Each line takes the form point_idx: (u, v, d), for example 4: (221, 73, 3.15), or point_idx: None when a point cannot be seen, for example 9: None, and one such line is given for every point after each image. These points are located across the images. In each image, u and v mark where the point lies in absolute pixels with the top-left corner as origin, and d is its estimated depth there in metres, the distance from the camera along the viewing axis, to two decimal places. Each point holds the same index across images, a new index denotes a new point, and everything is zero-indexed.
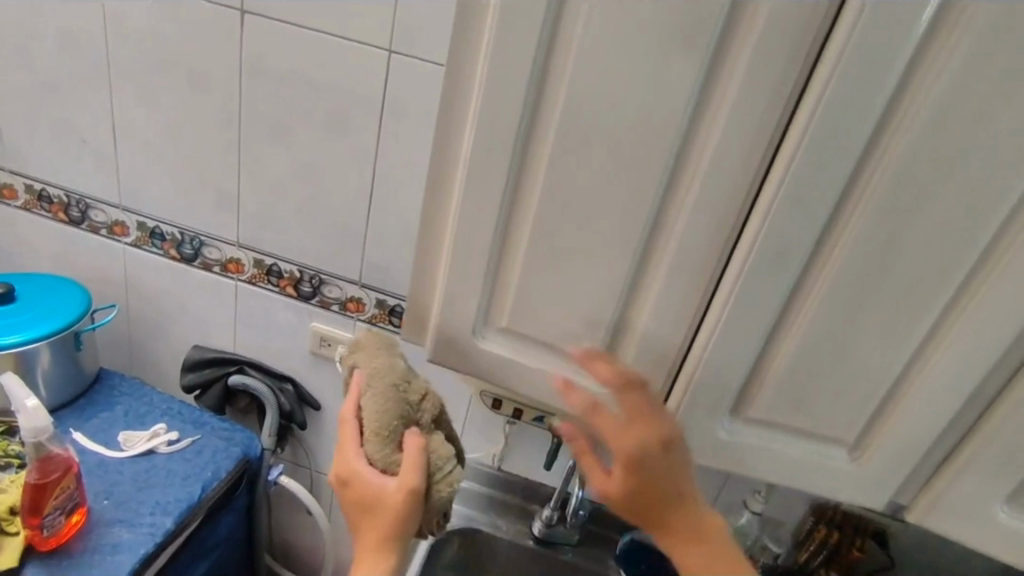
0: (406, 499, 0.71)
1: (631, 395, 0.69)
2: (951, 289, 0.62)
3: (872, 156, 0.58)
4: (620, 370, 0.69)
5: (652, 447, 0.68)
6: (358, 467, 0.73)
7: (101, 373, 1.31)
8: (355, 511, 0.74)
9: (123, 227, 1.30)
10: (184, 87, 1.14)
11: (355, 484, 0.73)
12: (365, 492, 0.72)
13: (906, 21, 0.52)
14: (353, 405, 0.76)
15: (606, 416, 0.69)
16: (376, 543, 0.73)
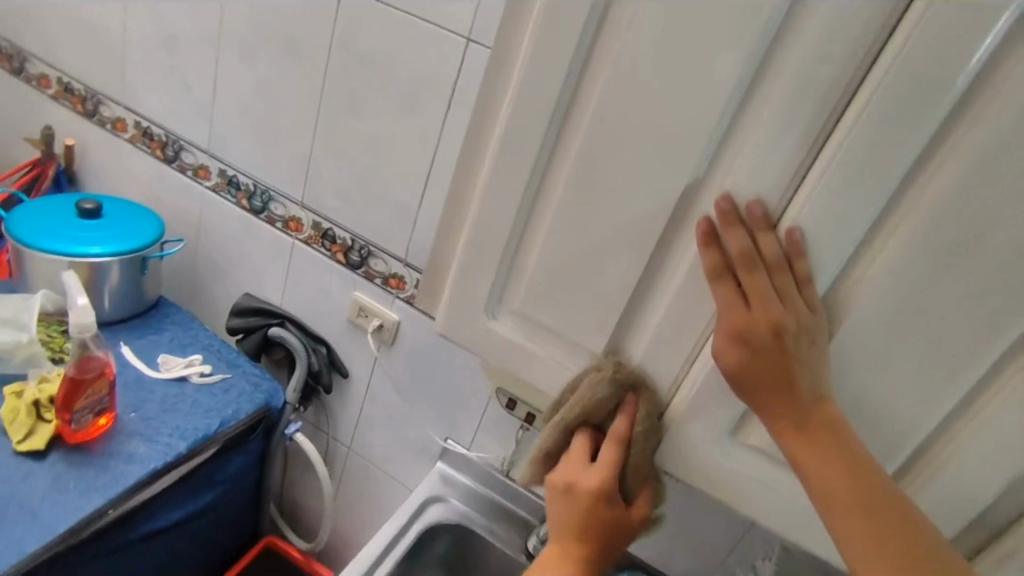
0: (603, 495, 0.71)
1: (756, 279, 0.58)
2: (1002, 348, 0.53)
3: (921, 176, 0.52)
4: (746, 242, 0.57)
5: (763, 331, 0.57)
6: (574, 472, 0.71)
7: (161, 300, 1.42)
8: (593, 525, 0.73)
9: (207, 171, 1.40)
10: (282, 50, 1.22)
11: (572, 484, 0.72)
12: (584, 501, 0.72)
13: (974, 29, 0.47)
14: (613, 429, 0.70)
15: (725, 294, 0.59)
16: (580, 541, 0.73)
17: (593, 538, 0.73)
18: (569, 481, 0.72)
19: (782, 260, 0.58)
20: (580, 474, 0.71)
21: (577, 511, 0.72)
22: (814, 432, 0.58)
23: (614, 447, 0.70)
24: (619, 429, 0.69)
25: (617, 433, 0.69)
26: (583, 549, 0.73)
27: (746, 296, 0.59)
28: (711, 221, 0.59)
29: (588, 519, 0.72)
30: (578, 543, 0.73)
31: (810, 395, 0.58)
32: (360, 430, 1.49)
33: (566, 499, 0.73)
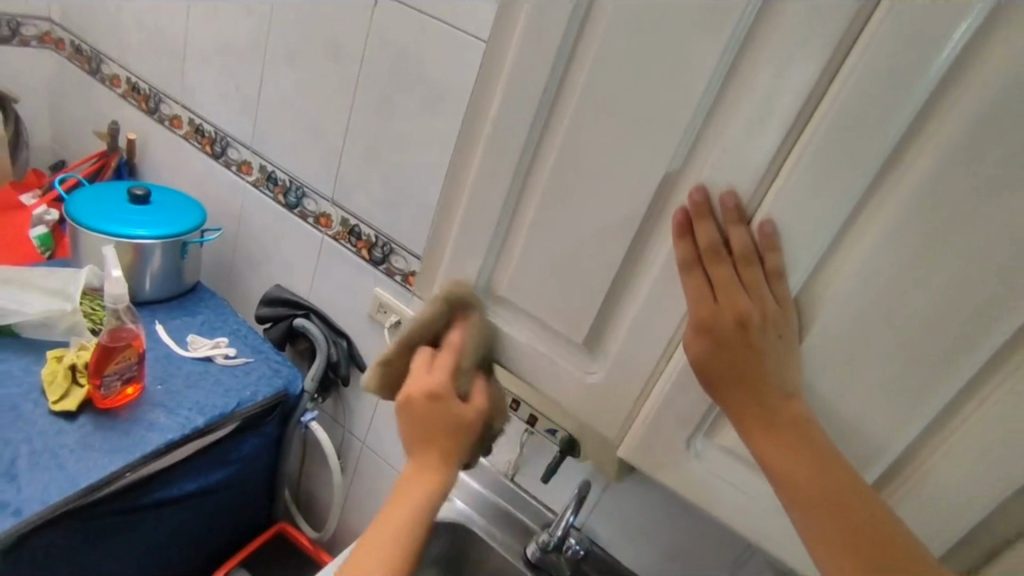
0: (468, 424, 0.74)
1: (723, 270, 0.58)
2: (983, 355, 0.51)
3: (896, 170, 0.51)
4: (714, 234, 0.58)
5: (728, 321, 0.58)
6: (438, 400, 0.72)
7: (197, 286, 1.50)
8: (427, 453, 0.74)
9: (249, 167, 1.50)
10: (322, 54, 1.30)
11: (425, 414, 0.73)
12: (432, 422, 0.73)
13: (946, 17, 0.45)
14: (445, 347, 0.74)
15: (693, 284, 0.59)
16: (424, 474, 0.74)
17: (432, 470, 0.74)
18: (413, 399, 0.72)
19: (752, 253, 0.58)
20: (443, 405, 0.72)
21: (428, 440, 0.73)
22: (773, 425, 0.57)
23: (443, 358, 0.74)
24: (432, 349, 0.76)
25: (450, 347, 0.74)
26: (421, 490, 0.73)
27: (714, 287, 0.59)
28: (686, 212, 0.60)
29: (421, 446, 0.74)
30: (429, 477, 0.74)
31: (776, 388, 0.57)
32: (375, 425, 1.53)
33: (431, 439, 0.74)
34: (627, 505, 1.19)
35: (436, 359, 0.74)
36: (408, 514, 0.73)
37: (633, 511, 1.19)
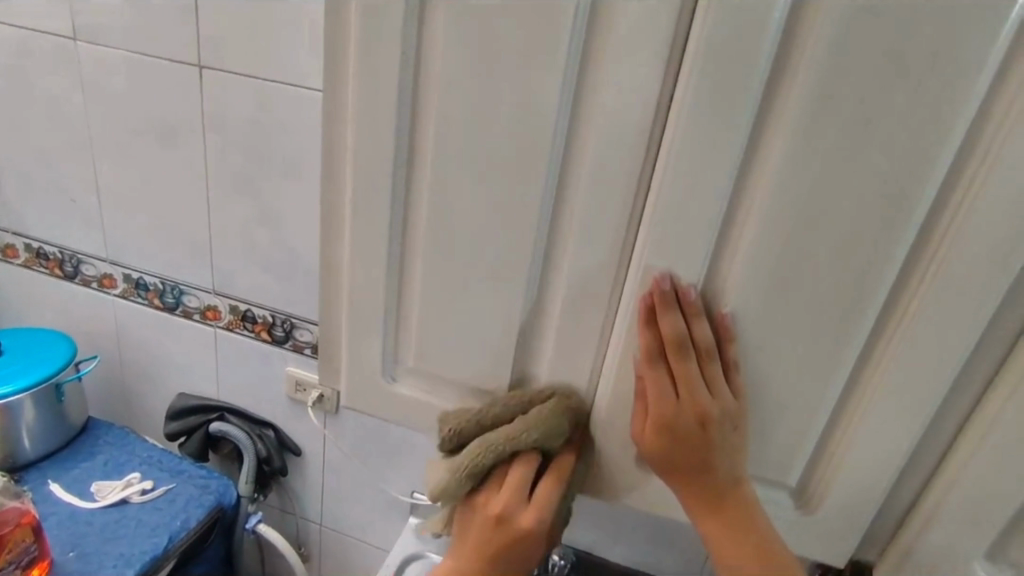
0: (532, 537, 0.65)
1: (686, 367, 0.58)
2: (874, 312, 0.54)
3: (754, 162, 0.51)
4: (681, 328, 0.57)
5: (676, 382, 0.59)
6: (472, 512, 0.66)
7: (88, 424, 1.34)
8: (487, 574, 0.67)
9: (112, 279, 1.35)
10: (156, 141, 1.18)
11: (481, 563, 0.66)
12: (497, 563, 0.66)
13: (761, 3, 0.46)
14: (538, 492, 0.65)
15: (655, 376, 0.59)
16: (459, 572, 0.68)
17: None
18: (481, 511, 0.65)
19: (700, 318, 0.57)
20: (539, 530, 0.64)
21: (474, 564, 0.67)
22: (716, 470, 0.61)
23: (528, 533, 0.64)
24: (524, 474, 0.64)
25: (542, 500, 0.64)
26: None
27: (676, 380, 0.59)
28: (643, 289, 0.57)
29: (470, 562, 0.67)
30: None
31: (727, 467, 0.61)
32: (328, 504, 1.44)
33: (518, 549, 0.66)
34: (601, 509, 1.18)
35: (504, 482, 0.64)
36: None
37: (609, 513, 1.19)
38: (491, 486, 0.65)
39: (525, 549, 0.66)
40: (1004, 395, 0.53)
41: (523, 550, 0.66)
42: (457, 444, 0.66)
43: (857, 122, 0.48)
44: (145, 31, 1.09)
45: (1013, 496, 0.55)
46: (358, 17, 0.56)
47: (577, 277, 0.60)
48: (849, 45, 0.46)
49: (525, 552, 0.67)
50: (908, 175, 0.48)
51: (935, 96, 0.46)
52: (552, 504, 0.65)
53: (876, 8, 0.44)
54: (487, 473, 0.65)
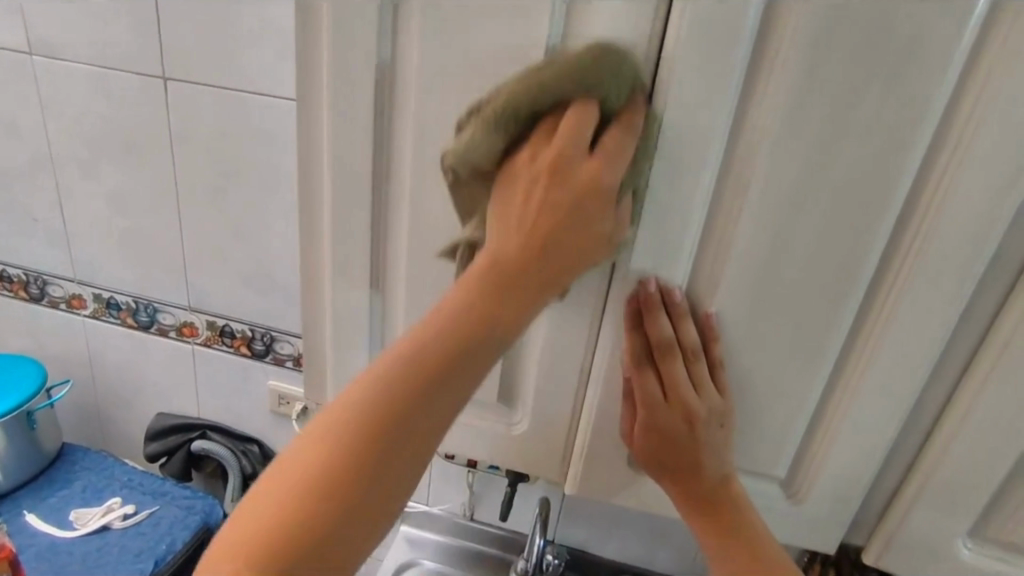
0: (602, 195, 0.51)
1: (673, 370, 0.58)
2: (854, 305, 0.55)
3: (733, 164, 0.52)
4: (667, 332, 0.57)
5: (664, 386, 0.59)
6: (510, 176, 0.53)
7: (64, 449, 1.30)
8: (414, 416, 0.49)
9: (81, 300, 1.31)
10: (121, 156, 1.15)
11: (471, 295, 0.52)
12: (496, 296, 0.51)
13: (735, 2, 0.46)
14: (608, 135, 0.50)
15: (643, 380, 0.59)
16: (393, 393, 0.49)
17: (392, 468, 0.49)
18: (525, 171, 0.52)
19: (685, 321, 0.57)
20: (588, 228, 0.52)
21: (460, 310, 0.51)
22: (707, 468, 0.61)
23: (592, 186, 0.50)
24: (578, 144, 0.50)
25: (611, 148, 0.50)
26: (361, 499, 0.47)
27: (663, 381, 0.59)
28: (629, 293, 0.58)
29: (405, 385, 0.49)
30: (340, 465, 0.47)
31: (718, 464, 0.61)
32: None
33: (527, 289, 0.52)
34: (592, 506, 1.19)
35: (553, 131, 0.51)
36: (276, 506, 0.46)
37: (600, 510, 1.20)
38: (537, 137, 0.52)
39: (456, 377, 0.51)
40: (982, 377, 0.55)
41: (467, 356, 0.51)
42: (479, 106, 0.53)
43: (833, 115, 0.49)
44: (104, 43, 1.06)
45: (993, 475, 0.57)
46: (330, 28, 0.55)
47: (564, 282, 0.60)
48: (823, 42, 0.46)
49: (464, 380, 0.51)
50: (884, 166, 0.49)
51: (906, 94, 0.47)
52: (625, 155, 0.50)
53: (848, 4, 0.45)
54: (530, 123, 0.52)
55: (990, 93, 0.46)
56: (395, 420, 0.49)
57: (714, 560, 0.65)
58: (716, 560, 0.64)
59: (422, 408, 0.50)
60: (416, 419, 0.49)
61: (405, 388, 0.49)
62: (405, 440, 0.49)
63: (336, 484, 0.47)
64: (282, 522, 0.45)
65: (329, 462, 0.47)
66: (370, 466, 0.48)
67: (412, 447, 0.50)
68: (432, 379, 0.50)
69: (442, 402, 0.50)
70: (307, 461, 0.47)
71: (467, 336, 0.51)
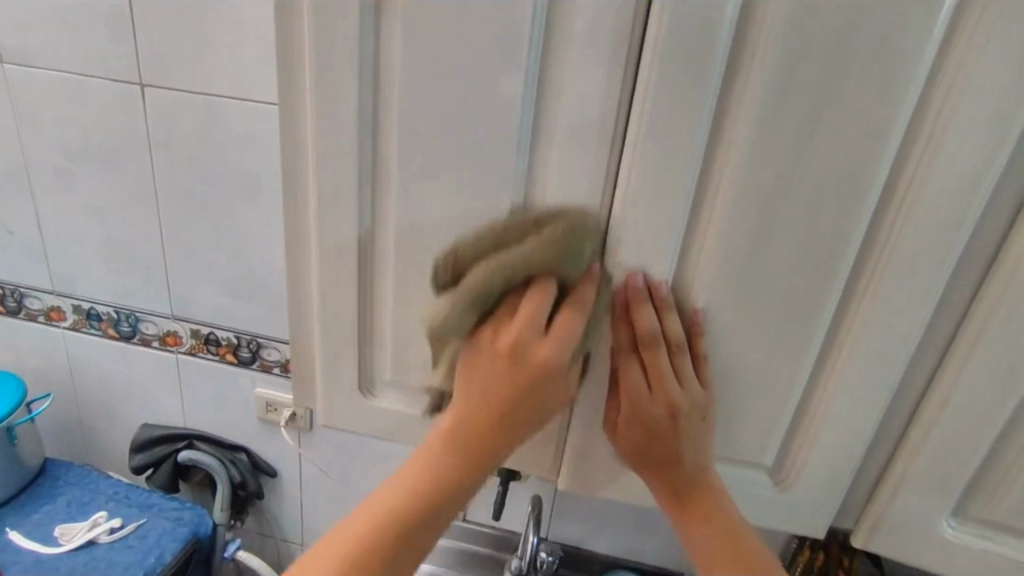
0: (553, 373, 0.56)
1: (657, 361, 0.59)
2: (836, 293, 0.56)
3: (715, 156, 0.53)
4: (653, 324, 0.58)
5: (649, 377, 0.60)
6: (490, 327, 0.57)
7: (46, 464, 1.28)
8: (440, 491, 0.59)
9: (60, 312, 1.29)
10: (99, 164, 1.13)
11: (490, 395, 0.58)
12: (472, 451, 0.59)
13: None
14: (559, 319, 0.56)
15: (628, 371, 0.60)
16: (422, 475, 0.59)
17: (438, 513, 0.59)
18: (488, 348, 0.57)
19: (669, 312, 0.58)
20: (551, 380, 0.57)
21: (456, 433, 0.59)
22: (692, 459, 0.62)
23: (546, 368, 0.56)
24: (541, 305, 0.56)
25: (565, 329, 0.56)
26: (410, 542, 0.59)
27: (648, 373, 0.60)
28: (615, 286, 0.58)
29: (440, 478, 0.59)
30: (395, 514, 0.58)
31: (706, 454, 0.62)
32: (309, 524, 1.41)
33: (507, 425, 0.58)
34: (585, 502, 1.19)
35: (519, 310, 0.56)
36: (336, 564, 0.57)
37: (593, 505, 1.20)
38: (501, 317, 0.57)
39: (481, 468, 0.59)
40: (960, 360, 0.56)
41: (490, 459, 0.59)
42: (460, 271, 0.58)
43: (811, 107, 0.50)
44: (78, 49, 1.04)
45: (974, 455, 0.59)
46: (311, 28, 0.55)
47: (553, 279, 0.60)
48: (801, 35, 0.47)
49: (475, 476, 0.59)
50: (861, 156, 0.51)
51: (880, 84, 0.48)
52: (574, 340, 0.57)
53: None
54: (497, 301, 0.57)
55: (961, 83, 0.47)
56: (444, 481, 0.59)
57: (698, 553, 0.65)
58: (700, 553, 0.65)
59: (459, 488, 0.59)
60: (456, 488, 0.59)
61: (442, 499, 0.59)
62: (446, 506, 0.59)
63: (387, 535, 0.58)
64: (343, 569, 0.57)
65: (392, 505, 0.59)
66: (416, 529, 0.59)
67: (451, 497, 0.59)
68: (468, 462, 0.59)
69: (476, 479, 0.60)
70: (378, 503, 0.59)
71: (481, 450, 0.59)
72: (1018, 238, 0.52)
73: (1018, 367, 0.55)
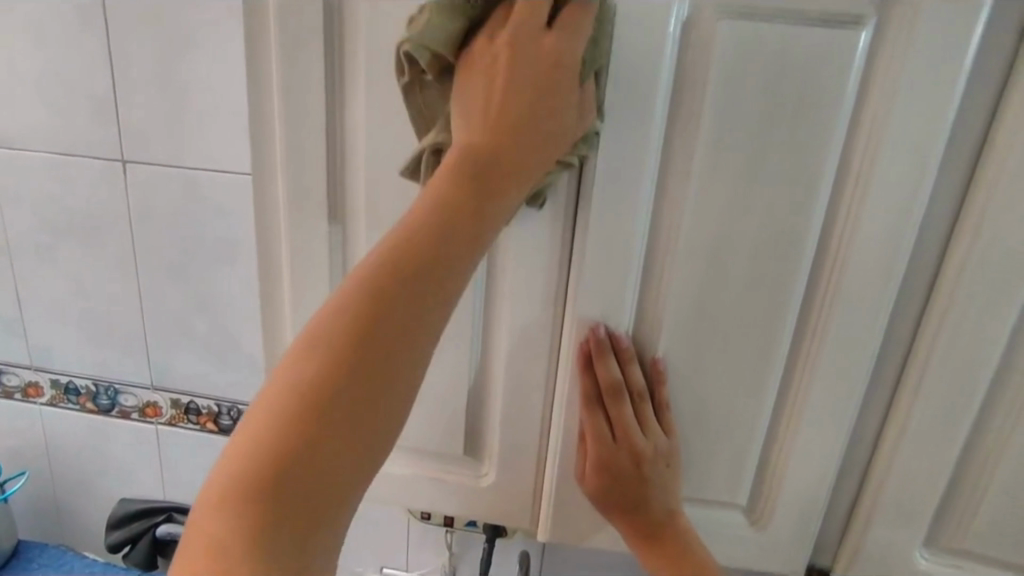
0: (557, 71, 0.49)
1: (621, 410, 0.60)
2: (788, 333, 0.59)
3: (664, 210, 0.57)
4: (616, 375, 0.60)
5: (614, 427, 0.61)
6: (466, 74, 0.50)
7: (20, 547, 1.24)
8: (352, 388, 0.43)
9: (37, 388, 1.28)
10: (80, 239, 1.15)
11: (455, 174, 0.48)
12: (439, 232, 0.46)
13: (649, 70, 0.52)
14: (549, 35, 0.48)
15: (594, 421, 0.62)
16: (333, 368, 0.43)
17: (388, 371, 0.45)
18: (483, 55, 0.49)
19: (631, 363, 0.60)
20: (534, 129, 0.49)
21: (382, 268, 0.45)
22: (662, 506, 0.63)
23: (548, 76, 0.49)
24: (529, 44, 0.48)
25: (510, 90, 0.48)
26: (364, 397, 0.44)
27: (613, 424, 0.62)
28: (580, 339, 0.61)
29: (380, 305, 0.45)
30: (319, 381, 0.43)
31: (676, 499, 0.64)
32: None
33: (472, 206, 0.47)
34: (575, 558, 1.17)
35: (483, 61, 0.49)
36: (239, 501, 0.41)
37: (585, 560, 1.18)
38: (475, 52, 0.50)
39: (418, 303, 0.45)
40: (912, 391, 0.59)
41: (440, 282, 0.46)
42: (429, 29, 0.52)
43: (745, 161, 0.54)
44: (62, 131, 1.08)
45: (936, 481, 0.60)
46: (282, 108, 0.59)
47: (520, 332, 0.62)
48: (729, 97, 0.52)
49: (421, 310, 0.46)
50: (796, 204, 0.55)
51: (805, 140, 0.53)
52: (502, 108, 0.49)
53: (747, 64, 0.51)
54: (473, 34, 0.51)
55: (877, 136, 0.52)
56: (384, 332, 0.44)
57: None
58: None
59: (404, 335, 0.45)
60: (413, 326, 0.45)
61: (367, 349, 0.44)
62: (385, 364, 0.44)
63: (316, 406, 0.43)
64: (276, 439, 0.42)
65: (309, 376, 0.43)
66: (364, 387, 0.44)
67: (385, 349, 0.44)
68: (413, 300, 0.45)
69: (431, 317, 0.46)
70: (294, 378, 0.43)
71: (429, 277, 0.46)
72: (949, 271, 0.55)
73: (965, 395, 0.57)
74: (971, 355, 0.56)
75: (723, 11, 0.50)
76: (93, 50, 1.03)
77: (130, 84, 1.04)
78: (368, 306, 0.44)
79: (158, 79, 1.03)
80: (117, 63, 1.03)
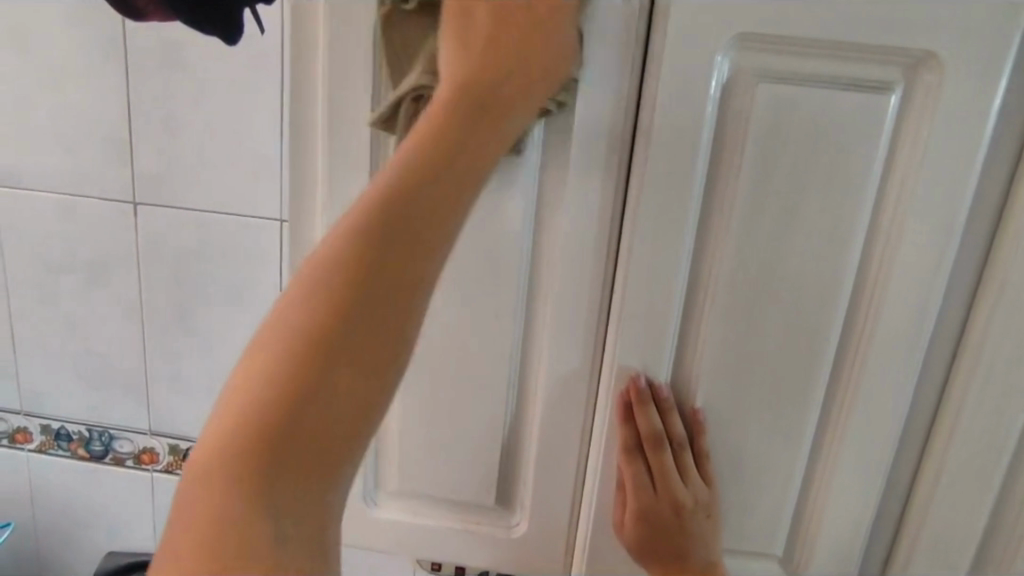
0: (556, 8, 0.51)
1: (662, 461, 0.61)
2: (823, 383, 0.60)
3: (702, 261, 0.58)
4: (657, 425, 0.60)
5: (654, 477, 0.61)
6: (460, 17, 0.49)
7: None
8: (326, 348, 0.42)
9: (27, 434, 1.23)
10: (84, 280, 1.13)
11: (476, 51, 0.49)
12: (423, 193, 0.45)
13: (692, 126, 0.54)
14: None
15: (634, 472, 0.62)
16: (291, 356, 0.42)
17: (395, 298, 0.44)
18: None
19: (672, 415, 0.61)
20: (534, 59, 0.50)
21: (395, 187, 0.45)
22: (700, 558, 0.63)
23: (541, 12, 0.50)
24: None
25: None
26: (340, 338, 0.43)
27: (653, 474, 0.62)
28: (621, 392, 0.61)
29: (359, 262, 0.43)
30: (286, 352, 0.42)
31: (713, 549, 0.63)
32: None
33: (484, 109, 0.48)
34: None
35: None
36: (218, 464, 0.41)
37: None
38: None
39: (407, 247, 0.44)
40: (945, 440, 0.60)
41: (435, 209, 0.46)
42: None
43: (782, 218, 0.56)
44: (75, 172, 1.08)
45: (969, 527, 0.61)
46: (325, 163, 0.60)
47: (560, 382, 0.63)
48: (767, 155, 0.54)
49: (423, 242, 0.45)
50: (831, 258, 0.57)
51: (839, 198, 0.55)
52: None
53: (783, 127, 0.54)
54: None
55: (908, 193, 0.55)
56: (374, 285, 0.44)
57: None
58: None
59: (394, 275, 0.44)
60: (409, 272, 0.45)
61: (331, 324, 0.43)
62: (375, 308, 0.43)
63: (256, 405, 0.41)
64: (255, 406, 0.41)
65: (263, 378, 0.42)
66: (330, 363, 0.42)
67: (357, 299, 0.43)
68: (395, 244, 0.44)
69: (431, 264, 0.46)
70: (258, 378, 0.42)
71: (422, 213, 0.45)
72: (978, 320, 0.57)
73: (996, 442, 0.59)
74: (1001, 399, 0.58)
75: (760, 77, 0.53)
76: (110, 92, 1.03)
77: (147, 126, 1.04)
78: (311, 307, 0.43)
79: (176, 122, 1.03)
80: (135, 106, 1.04)
